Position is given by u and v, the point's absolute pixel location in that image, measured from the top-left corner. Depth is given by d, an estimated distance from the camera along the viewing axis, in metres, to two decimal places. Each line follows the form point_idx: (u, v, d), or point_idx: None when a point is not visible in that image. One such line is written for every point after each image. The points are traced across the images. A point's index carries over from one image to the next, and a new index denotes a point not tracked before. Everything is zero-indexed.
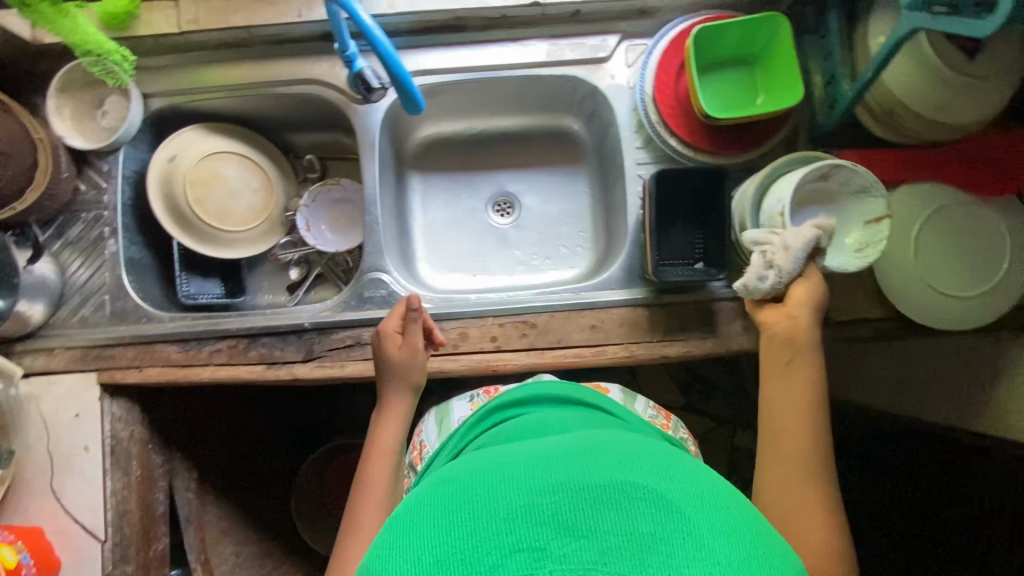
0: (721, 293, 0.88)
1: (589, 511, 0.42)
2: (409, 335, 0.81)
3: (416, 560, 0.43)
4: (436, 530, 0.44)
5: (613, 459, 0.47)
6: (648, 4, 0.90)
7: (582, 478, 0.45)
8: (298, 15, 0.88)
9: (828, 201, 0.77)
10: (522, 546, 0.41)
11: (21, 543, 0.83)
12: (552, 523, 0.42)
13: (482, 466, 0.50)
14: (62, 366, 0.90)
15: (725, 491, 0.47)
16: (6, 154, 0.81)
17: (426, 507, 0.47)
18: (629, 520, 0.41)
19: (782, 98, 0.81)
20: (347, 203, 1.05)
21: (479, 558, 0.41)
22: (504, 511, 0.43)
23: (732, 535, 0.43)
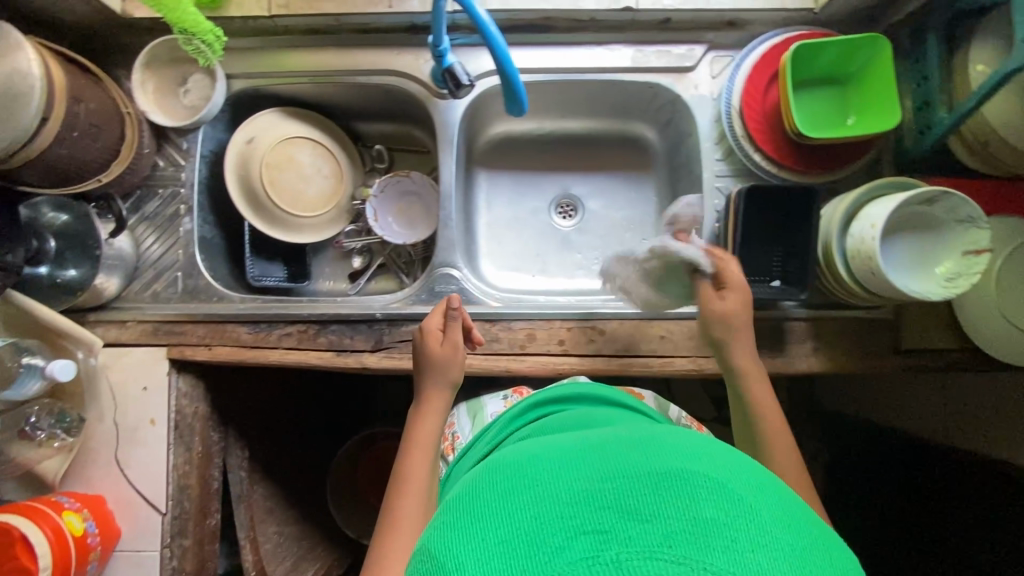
0: (792, 312, 0.89)
1: (651, 496, 0.42)
2: (450, 332, 0.78)
3: (481, 541, 0.43)
4: (500, 514, 0.45)
5: (671, 450, 0.48)
6: (740, 16, 0.89)
7: (642, 467, 0.45)
8: (389, 6, 0.88)
9: (921, 227, 0.75)
10: (587, 528, 0.41)
11: (86, 512, 0.83)
12: (615, 507, 0.42)
13: (538, 454, 0.51)
14: (133, 338, 0.90)
15: (779, 490, 0.47)
16: (99, 127, 0.81)
17: (485, 493, 0.48)
18: (692, 505, 0.42)
19: (877, 122, 0.80)
20: (415, 196, 1.05)
21: (545, 539, 0.41)
22: (567, 496, 0.44)
23: (791, 527, 0.43)
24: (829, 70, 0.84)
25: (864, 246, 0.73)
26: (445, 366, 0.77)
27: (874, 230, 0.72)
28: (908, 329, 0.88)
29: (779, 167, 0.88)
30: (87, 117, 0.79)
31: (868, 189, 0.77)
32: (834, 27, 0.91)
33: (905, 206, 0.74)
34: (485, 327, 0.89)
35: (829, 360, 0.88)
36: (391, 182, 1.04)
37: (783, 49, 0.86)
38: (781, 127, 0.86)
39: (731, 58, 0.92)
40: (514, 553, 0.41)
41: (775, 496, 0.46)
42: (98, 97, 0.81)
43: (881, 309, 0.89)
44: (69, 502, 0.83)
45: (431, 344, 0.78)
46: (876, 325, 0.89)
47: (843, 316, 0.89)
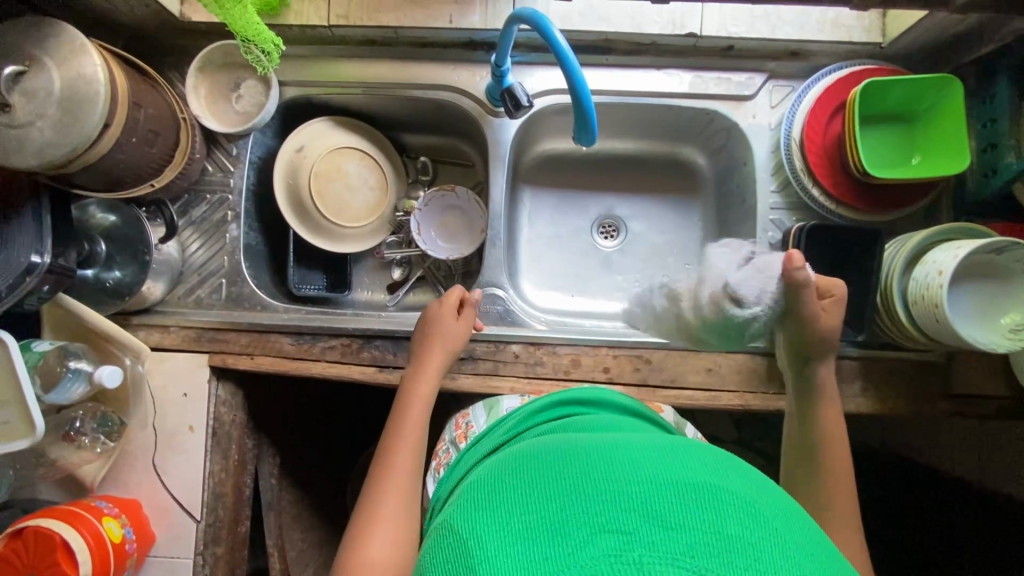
0: (842, 350, 0.87)
1: (678, 505, 0.43)
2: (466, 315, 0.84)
3: (505, 525, 0.44)
4: (526, 502, 0.45)
5: (702, 463, 0.48)
6: (803, 47, 0.88)
7: (672, 475, 0.45)
8: (449, 22, 0.87)
9: (987, 275, 0.74)
10: (611, 528, 0.41)
11: (124, 517, 0.83)
12: (642, 511, 0.42)
13: (566, 448, 0.52)
14: (176, 344, 0.89)
15: (803, 516, 0.47)
16: (156, 132, 0.80)
17: (511, 480, 0.49)
18: (719, 520, 0.42)
19: (946, 164, 0.78)
20: (459, 210, 1.03)
21: (570, 531, 0.42)
22: (595, 492, 0.44)
23: (811, 555, 0.43)
24: (896, 107, 0.83)
25: (930, 292, 0.72)
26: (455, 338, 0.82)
27: (942, 277, 0.70)
28: (960, 373, 0.86)
29: (837, 204, 0.86)
30: (145, 122, 0.78)
31: (932, 232, 0.76)
32: (898, 62, 0.89)
33: (973, 253, 0.72)
34: (530, 350, 0.88)
35: (879, 401, 0.86)
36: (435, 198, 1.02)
37: (848, 82, 0.85)
38: (843, 164, 0.84)
39: (791, 88, 0.91)
40: (538, 541, 0.42)
41: (800, 523, 0.45)
42: (156, 103, 0.80)
43: (936, 352, 0.87)
44: (108, 507, 0.82)
45: (446, 320, 0.84)
46: (928, 368, 0.87)
47: (894, 356, 0.87)
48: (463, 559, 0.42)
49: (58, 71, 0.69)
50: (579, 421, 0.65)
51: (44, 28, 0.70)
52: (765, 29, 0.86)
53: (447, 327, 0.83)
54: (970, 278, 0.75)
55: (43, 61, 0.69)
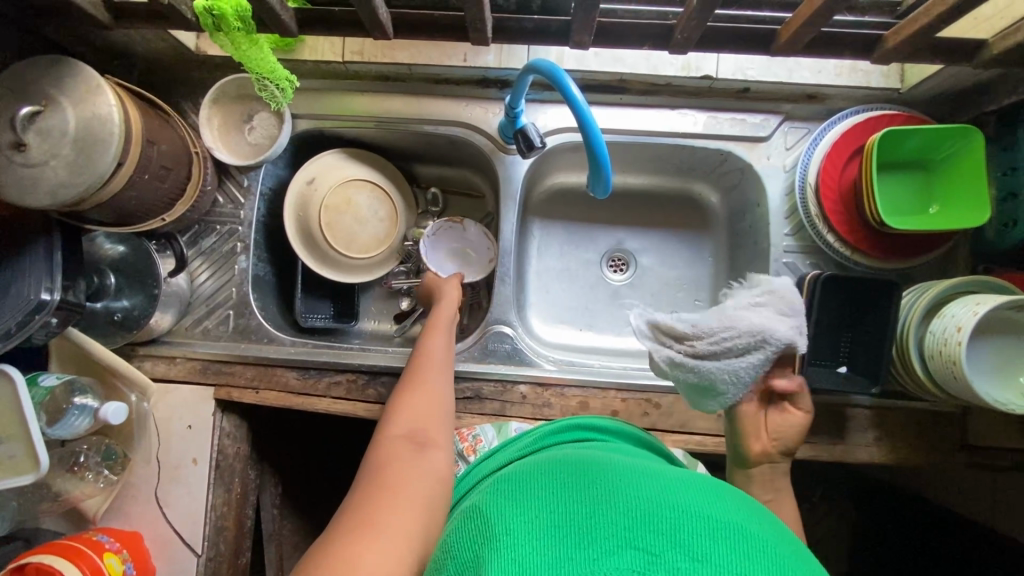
0: (856, 399, 0.85)
1: (707, 541, 0.41)
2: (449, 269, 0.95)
3: (533, 518, 0.44)
4: (554, 501, 0.45)
5: (734, 509, 0.46)
6: (820, 91, 0.87)
7: (704, 510, 0.44)
8: (463, 60, 0.87)
9: (1006, 332, 0.72)
10: (637, 545, 0.40)
11: (125, 552, 0.82)
12: (670, 537, 0.41)
13: (600, 466, 0.51)
14: (181, 376, 0.89)
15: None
16: (169, 168, 0.80)
17: (546, 482, 0.49)
18: (750, 566, 0.39)
19: (965, 214, 0.78)
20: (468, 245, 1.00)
21: (597, 539, 0.41)
22: (625, 509, 0.43)
23: None
24: (914, 155, 0.81)
25: (947, 348, 0.71)
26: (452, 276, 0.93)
27: (960, 334, 0.69)
28: (976, 425, 0.84)
29: (852, 250, 0.85)
30: (158, 159, 0.78)
31: (954, 283, 0.74)
32: (917, 107, 0.88)
33: (994, 309, 0.71)
34: (537, 391, 0.87)
35: (892, 451, 0.85)
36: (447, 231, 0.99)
37: (865, 128, 0.83)
38: (859, 210, 0.83)
39: (807, 130, 0.90)
40: (563, 539, 0.41)
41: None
42: (169, 138, 0.80)
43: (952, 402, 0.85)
44: (109, 542, 0.81)
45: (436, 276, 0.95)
46: (943, 419, 0.85)
47: (907, 406, 0.86)
48: (485, 547, 0.43)
49: (74, 110, 0.69)
50: (609, 447, 0.64)
51: (61, 67, 0.70)
52: (781, 72, 0.86)
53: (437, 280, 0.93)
54: (990, 334, 0.73)
55: (59, 100, 0.69)
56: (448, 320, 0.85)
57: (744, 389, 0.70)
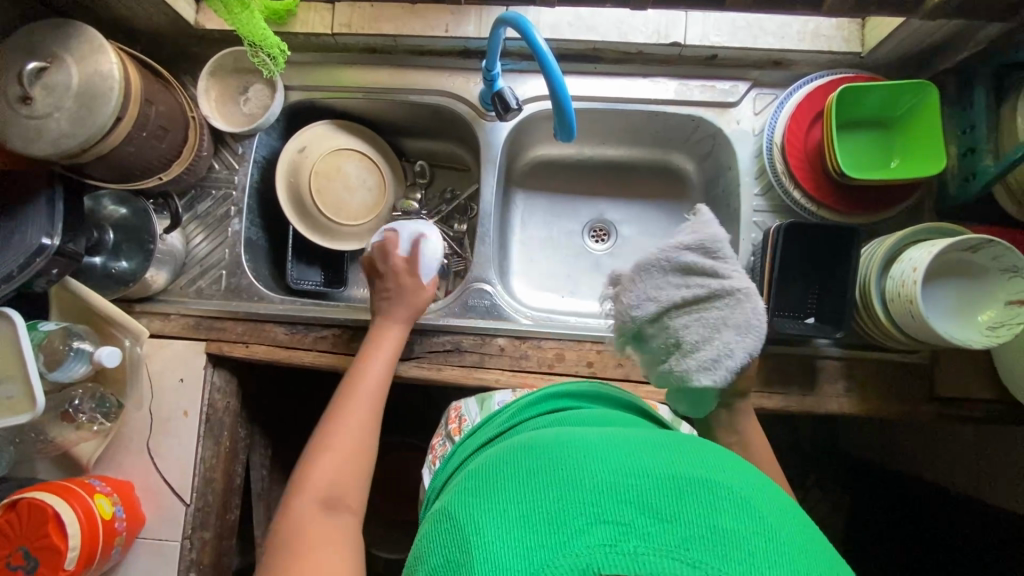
0: (825, 350, 0.88)
1: (675, 500, 0.41)
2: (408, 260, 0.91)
3: (503, 510, 0.42)
4: (519, 489, 0.44)
5: (694, 458, 0.46)
6: (785, 56, 0.91)
7: (666, 469, 0.43)
8: (445, 30, 0.92)
9: (963, 273, 0.75)
10: (608, 518, 0.40)
11: (116, 496, 0.85)
12: (639, 503, 0.41)
13: (561, 437, 0.50)
14: (175, 331, 0.93)
15: (795, 512, 0.45)
16: (166, 128, 0.86)
17: (510, 468, 0.47)
18: (714, 514, 0.40)
19: (921, 166, 0.81)
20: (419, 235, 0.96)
21: (568, 521, 0.40)
22: (591, 482, 0.42)
23: (808, 552, 0.41)
24: (874, 114, 0.85)
25: (905, 289, 0.73)
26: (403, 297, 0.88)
27: (916, 273, 0.71)
28: (945, 376, 0.86)
29: (818, 206, 0.88)
30: (156, 119, 0.83)
31: (910, 233, 0.77)
32: (879, 72, 0.92)
33: (949, 251, 0.73)
34: (515, 344, 0.90)
35: (862, 401, 0.87)
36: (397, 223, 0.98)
37: (826, 90, 0.87)
38: (823, 167, 0.86)
39: (775, 96, 0.93)
40: (536, 529, 0.40)
41: (796, 520, 0.44)
42: (167, 101, 0.85)
43: (919, 354, 0.87)
44: (100, 485, 0.84)
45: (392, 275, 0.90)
46: (912, 370, 0.87)
47: (877, 357, 0.88)
48: (458, 551, 0.41)
49: (77, 67, 0.74)
50: (576, 413, 0.64)
51: (67, 29, 0.76)
52: (746, 38, 0.90)
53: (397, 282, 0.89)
54: (948, 277, 0.76)
55: (64, 58, 0.74)
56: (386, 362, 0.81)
57: (721, 320, 0.60)
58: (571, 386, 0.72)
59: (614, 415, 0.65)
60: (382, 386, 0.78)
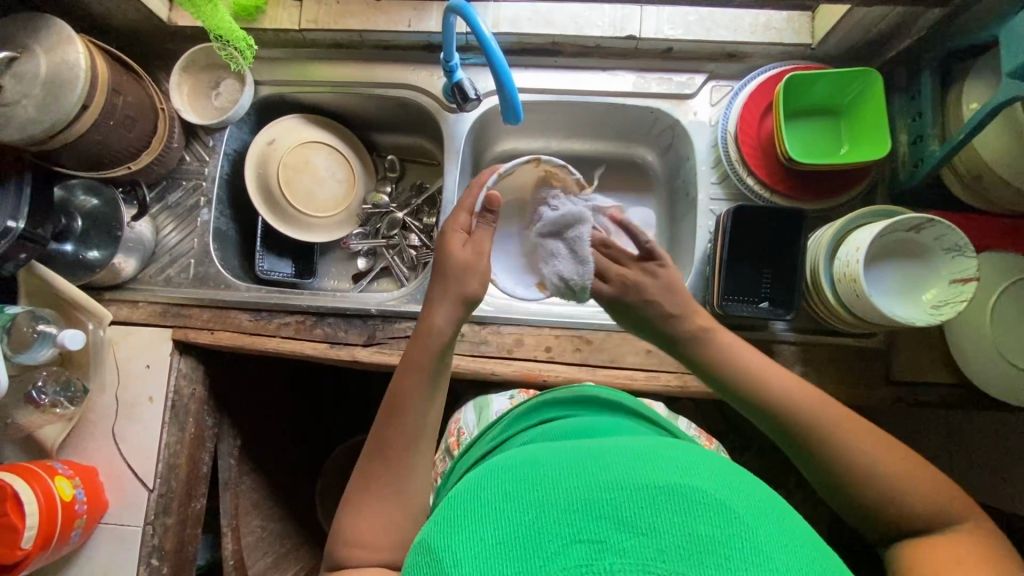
0: (782, 335, 0.88)
1: (649, 510, 0.40)
2: (476, 237, 0.71)
3: (478, 537, 0.40)
4: (495, 514, 0.42)
5: (669, 464, 0.45)
6: (738, 49, 0.93)
7: (639, 479, 0.42)
8: (408, 25, 0.95)
9: (907, 254, 0.76)
10: (582, 536, 0.39)
11: (77, 479, 0.86)
12: (612, 517, 0.40)
13: (537, 458, 0.49)
14: (143, 318, 0.95)
15: (780, 510, 0.44)
16: (134, 118, 0.88)
17: (483, 491, 0.45)
18: (689, 520, 0.39)
19: (869, 151, 0.82)
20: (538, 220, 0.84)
21: (541, 544, 0.39)
22: (564, 501, 0.41)
23: (792, 550, 0.40)
24: (824, 102, 0.87)
25: (849, 269, 0.74)
26: (459, 278, 0.70)
27: (857, 253, 0.72)
28: (902, 361, 0.87)
29: (771, 193, 0.89)
30: (124, 109, 0.86)
31: (855, 216, 0.78)
32: (831, 63, 0.94)
33: (891, 231, 0.74)
34: (475, 329, 0.91)
35: (820, 386, 0.87)
36: (551, 162, 0.79)
37: (779, 80, 0.89)
38: (774, 154, 0.88)
39: (730, 88, 0.96)
40: (511, 554, 0.39)
41: (780, 515, 0.43)
42: (136, 93, 0.88)
43: (875, 338, 0.88)
44: (62, 469, 0.85)
45: (450, 248, 0.71)
46: (869, 354, 0.87)
47: (832, 341, 0.88)
48: None
49: (45, 58, 0.77)
50: (556, 426, 0.65)
51: (37, 22, 0.79)
52: (700, 31, 0.92)
53: (464, 260, 0.70)
54: (896, 258, 0.77)
55: (33, 49, 0.78)
56: (423, 386, 0.66)
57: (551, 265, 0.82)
58: (555, 395, 0.74)
59: (600, 422, 0.65)
60: (418, 416, 0.65)
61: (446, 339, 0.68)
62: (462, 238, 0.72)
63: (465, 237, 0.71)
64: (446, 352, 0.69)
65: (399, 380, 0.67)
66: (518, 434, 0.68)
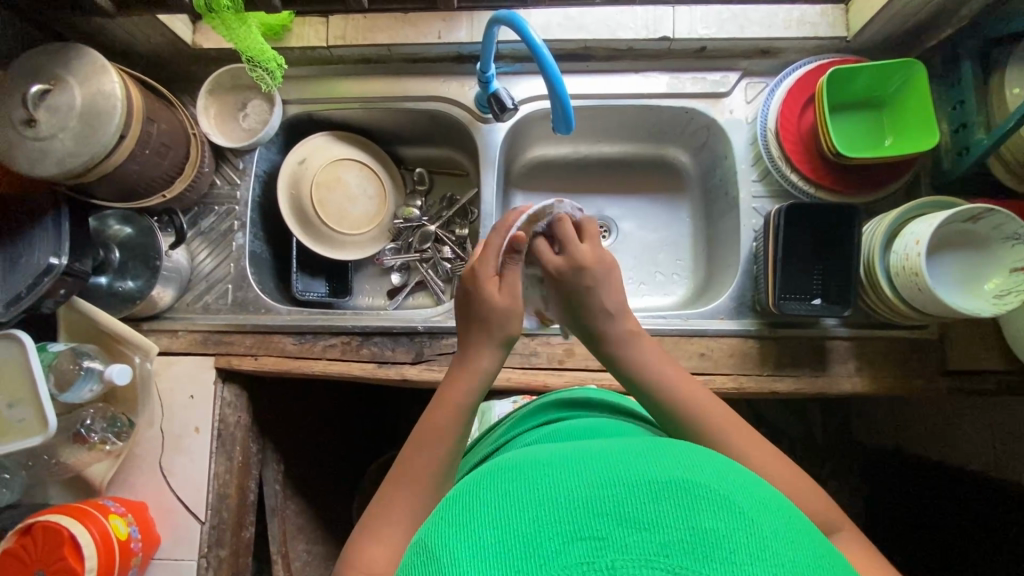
0: (834, 330, 0.88)
1: (651, 504, 0.37)
2: (510, 279, 0.69)
3: (476, 536, 0.38)
4: (490, 510, 0.40)
5: (674, 459, 0.42)
6: (772, 45, 0.92)
7: (641, 475, 0.40)
8: (437, 37, 0.94)
9: (965, 244, 0.76)
10: (583, 534, 0.36)
11: (130, 517, 0.84)
12: (614, 514, 0.37)
13: (540, 456, 0.46)
14: (184, 348, 0.93)
15: (790, 508, 0.41)
16: (168, 145, 0.86)
17: (479, 488, 0.43)
18: (693, 515, 0.36)
19: (917, 142, 0.82)
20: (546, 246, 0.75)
21: (539, 542, 0.36)
22: (565, 497, 0.39)
23: (797, 545, 0.37)
24: (865, 94, 0.87)
25: (909, 262, 0.73)
26: (503, 321, 0.68)
27: (919, 246, 0.72)
28: (956, 350, 0.86)
29: (817, 188, 0.89)
30: (158, 136, 0.84)
31: (906, 208, 0.77)
32: (865, 55, 0.94)
33: (948, 223, 0.74)
34: (525, 342, 0.92)
35: (875, 380, 0.86)
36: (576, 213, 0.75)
37: (817, 73, 0.89)
38: (819, 149, 0.87)
39: (765, 84, 0.95)
40: (510, 555, 0.36)
41: (786, 512, 0.40)
42: (169, 119, 0.86)
43: (927, 329, 0.87)
44: (114, 506, 0.84)
45: (487, 292, 0.68)
46: (921, 345, 0.87)
47: (887, 334, 0.88)
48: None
49: (80, 88, 0.75)
50: (563, 428, 0.63)
51: (67, 51, 0.77)
52: (734, 28, 0.91)
53: (501, 304, 0.68)
54: (954, 248, 0.76)
55: (66, 80, 0.76)
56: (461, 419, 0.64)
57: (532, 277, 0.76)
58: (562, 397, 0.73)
59: (606, 424, 0.63)
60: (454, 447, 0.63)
61: (486, 379, 0.67)
62: (498, 285, 0.69)
63: (500, 282, 0.69)
64: (483, 391, 0.67)
65: (435, 410, 0.64)
66: (524, 433, 0.67)
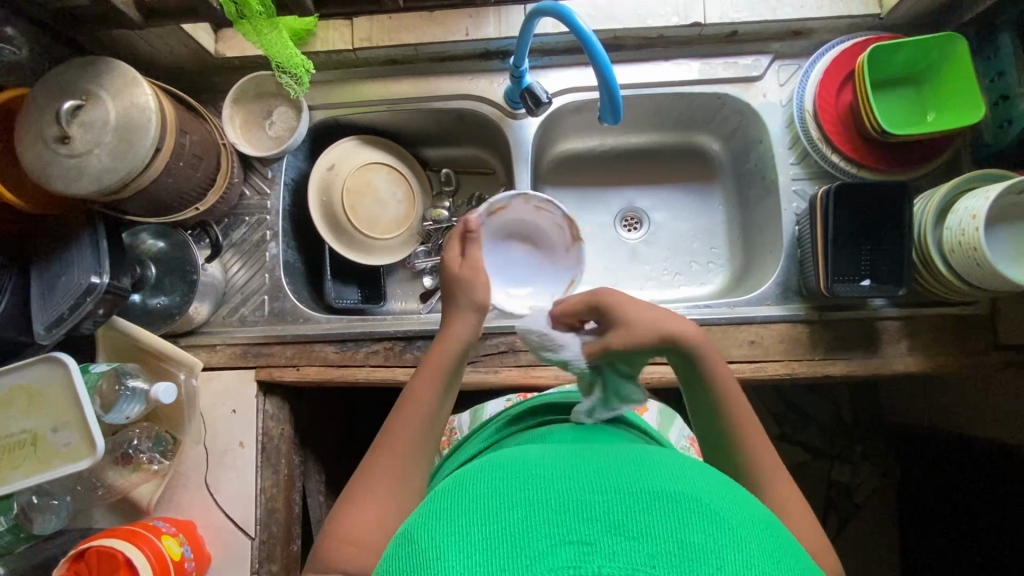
0: (883, 311, 0.87)
1: (640, 515, 0.37)
2: (471, 257, 0.69)
3: (462, 531, 0.37)
4: (481, 507, 0.39)
5: (669, 472, 0.42)
6: (805, 26, 0.91)
7: (632, 483, 0.40)
8: (465, 34, 0.93)
9: (1019, 216, 0.75)
10: (573, 537, 0.36)
11: (181, 536, 0.82)
12: (603, 521, 0.37)
13: (530, 457, 0.46)
14: (223, 362, 0.91)
15: (778, 530, 0.41)
16: (200, 157, 0.85)
17: (470, 486, 0.42)
18: (682, 528, 0.36)
19: (961, 116, 0.81)
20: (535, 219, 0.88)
21: (528, 543, 0.36)
22: (555, 501, 0.38)
23: (781, 566, 0.37)
24: (904, 70, 0.86)
25: (965, 238, 0.72)
26: (467, 290, 0.67)
27: (976, 221, 0.71)
28: (1007, 324, 0.85)
29: (857, 167, 0.88)
30: (191, 148, 0.83)
31: (959, 182, 0.76)
32: (897, 32, 0.93)
33: (1003, 196, 0.73)
34: None
35: (927, 359, 0.85)
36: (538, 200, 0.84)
37: (853, 52, 0.88)
38: (859, 128, 0.86)
39: (797, 66, 0.94)
40: (497, 553, 0.36)
41: (773, 533, 0.40)
42: (200, 131, 0.85)
43: (977, 305, 0.86)
44: (165, 527, 0.82)
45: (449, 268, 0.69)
46: (972, 321, 0.86)
47: (937, 311, 0.87)
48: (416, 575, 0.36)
49: (113, 103, 0.74)
50: (560, 428, 0.61)
51: (97, 66, 0.75)
52: (766, 11, 0.90)
53: (460, 275, 0.68)
54: (1011, 221, 0.76)
55: (99, 94, 0.74)
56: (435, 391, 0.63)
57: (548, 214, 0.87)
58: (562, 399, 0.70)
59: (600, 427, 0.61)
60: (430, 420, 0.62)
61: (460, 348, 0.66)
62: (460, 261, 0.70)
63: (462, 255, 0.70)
64: (460, 360, 0.66)
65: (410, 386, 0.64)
66: (523, 429, 0.65)
